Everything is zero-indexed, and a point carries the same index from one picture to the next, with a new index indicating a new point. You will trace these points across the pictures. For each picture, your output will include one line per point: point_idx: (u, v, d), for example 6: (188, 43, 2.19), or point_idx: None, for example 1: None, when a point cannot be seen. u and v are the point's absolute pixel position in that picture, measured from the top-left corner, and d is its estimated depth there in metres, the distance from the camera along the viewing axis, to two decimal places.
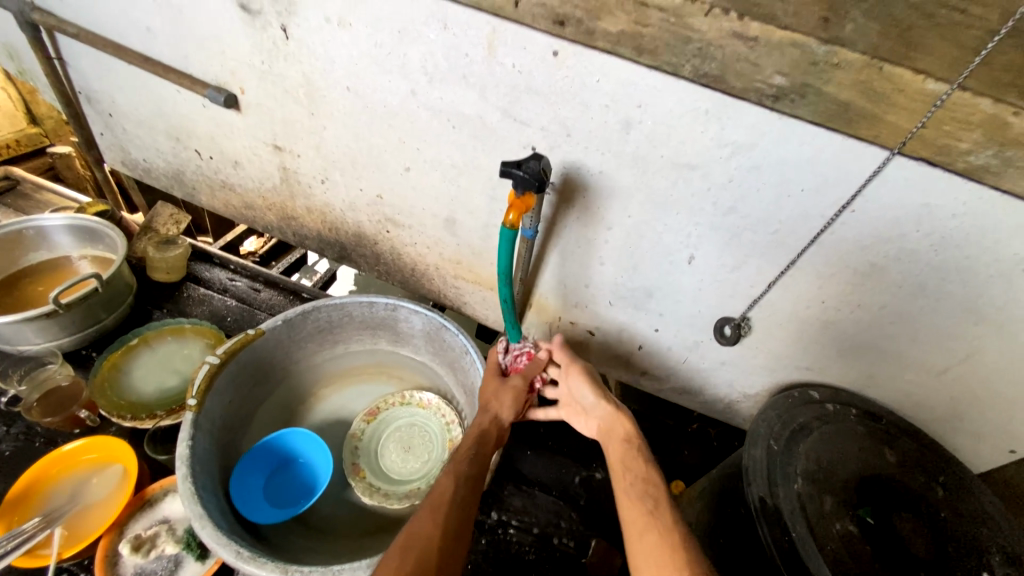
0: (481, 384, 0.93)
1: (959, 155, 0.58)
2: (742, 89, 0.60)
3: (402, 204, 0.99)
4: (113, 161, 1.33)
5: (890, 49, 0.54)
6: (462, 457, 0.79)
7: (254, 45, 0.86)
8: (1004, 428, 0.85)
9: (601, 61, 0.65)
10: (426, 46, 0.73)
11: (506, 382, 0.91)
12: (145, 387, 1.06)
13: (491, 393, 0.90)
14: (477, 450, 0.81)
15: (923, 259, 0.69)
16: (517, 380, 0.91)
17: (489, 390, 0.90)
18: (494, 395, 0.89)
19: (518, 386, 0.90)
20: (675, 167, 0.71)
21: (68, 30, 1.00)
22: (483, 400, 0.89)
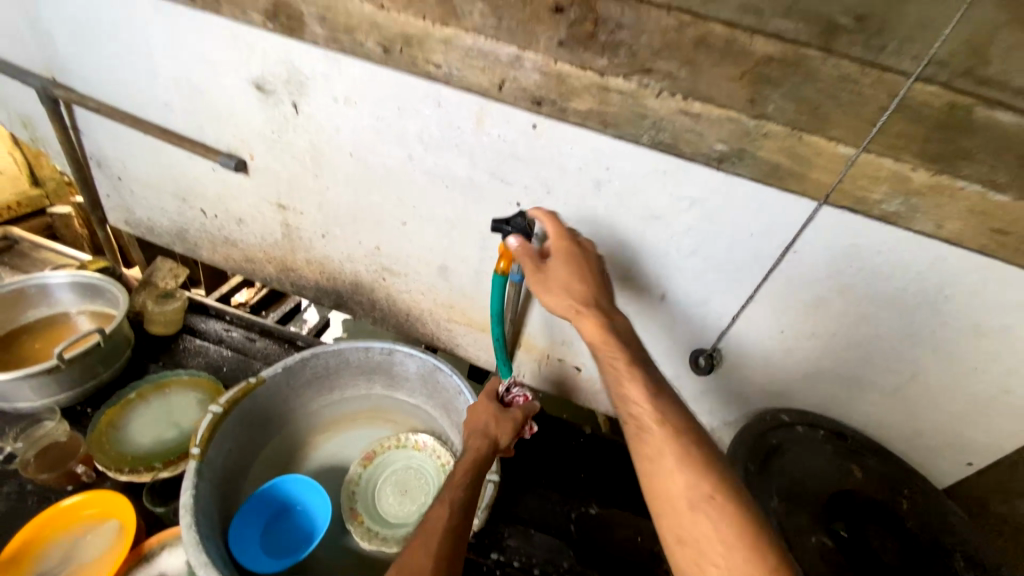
0: (482, 407, 0.96)
1: (874, 204, 0.70)
2: (692, 154, 0.72)
3: (398, 254, 1.07)
4: (117, 220, 1.40)
5: (806, 122, 0.66)
6: (458, 484, 0.81)
7: (266, 118, 0.96)
8: (959, 443, 0.92)
9: (573, 132, 0.76)
10: (422, 120, 0.84)
11: (508, 412, 0.95)
12: (143, 439, 1.08)
13: (491, 420, 0.93)
14: (473, 478, 0.83)
15: (861, 290, 0.79)
16: (516, 413, 0.96)
17: (489, 416, 0.93)
18: (493, 422, 0.93)
19: (517, 418, 0.95)
20: (642, 217, 0.82)
21: (89, 105, 1.10)
22: (484, 428, 0.92)
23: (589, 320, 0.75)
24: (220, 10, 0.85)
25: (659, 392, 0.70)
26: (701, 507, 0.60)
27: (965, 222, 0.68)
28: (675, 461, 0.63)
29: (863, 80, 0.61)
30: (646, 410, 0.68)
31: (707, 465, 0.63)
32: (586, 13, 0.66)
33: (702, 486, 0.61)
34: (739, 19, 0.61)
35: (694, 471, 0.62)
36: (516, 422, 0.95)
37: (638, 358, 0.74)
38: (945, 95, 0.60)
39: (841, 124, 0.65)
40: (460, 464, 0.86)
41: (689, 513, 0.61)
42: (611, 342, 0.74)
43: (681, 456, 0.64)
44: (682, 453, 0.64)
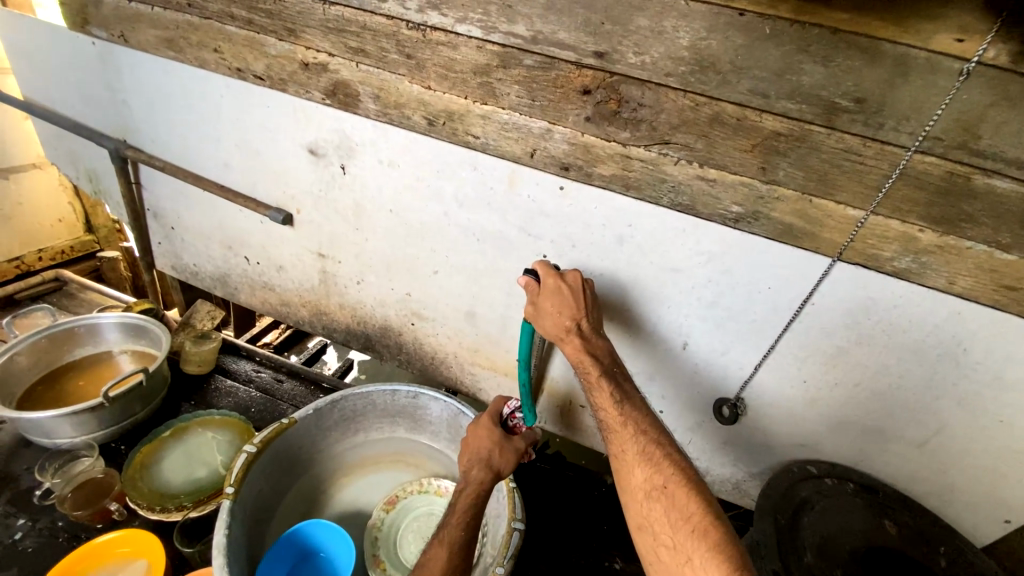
0: (481, 429, 0.96)
1: (886, 261, 0.74)
2: (709, 214, 0.79)
3: (427, 301, 1.13)
4: (164, 265, 1.50)
5: (814, 188, 0.72)
6: (458, 523, 0.82)
7: (315, 177, 1.06)
8: (995, 499, 0.90)
9: (597, 194, 0.84)
10: (458, 181, 0.93)
11: (511, 441, 0.96)
12: (172, 478, 1.10)
13: (491, 447, 0.94)
14: (471, 512, 0.85)
15: (879, 341, 0.81)
16: (519, 442, 0.97)
17: (491, 445, 0.94)
18: (494, 450, 0.94)
19: (518, 446, 0.96)
20: (663, 270, 0.87)
21: (156, 163, 1.22)
22: (485, 456, 0.92)
23: (572, 343, 0.81)
24: (286, 88, 0.97)
25: (627, 400, 0.77)
26: (652, 494, 0.66)
27: (975, 278, 0.72)
28: (634, 455, 0.70)
29: (865, 151, 0.68)
30: (612, 413, 0.76)
31: (665, 458, 0.68)
32: (611, 94, 0.75)
33: (655, 476, 0.67)
34: (749, 100, 0.69)
35: (649, 463, 0.68)
36: (517, 451, 0.95)
37: (612, 371, 0.81)
38: (943, 165, 0.66)
39: (848, 189, 0.71)
40: (460, 497, 0.87)
41: (644, 500, 0.67)
42: (585, 357, 0.81)
43: (637, 450, 0.71)
44: (639, 449, 0.71)
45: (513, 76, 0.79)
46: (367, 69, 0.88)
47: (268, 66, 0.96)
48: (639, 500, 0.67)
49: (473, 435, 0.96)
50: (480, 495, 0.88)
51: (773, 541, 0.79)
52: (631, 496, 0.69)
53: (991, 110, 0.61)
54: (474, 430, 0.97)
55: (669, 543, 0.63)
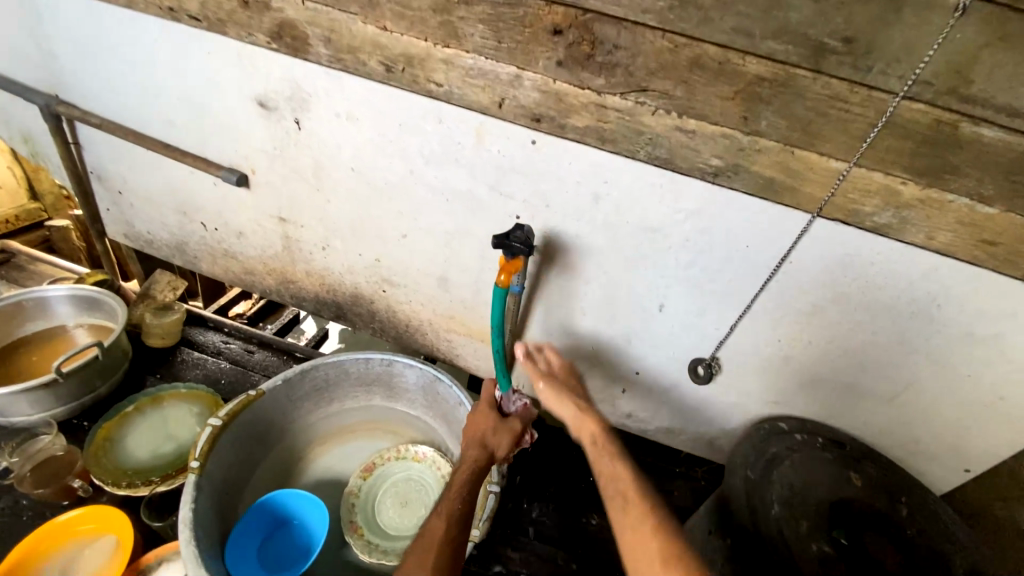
0: (477, 415, 0.96)
1: (866, 216, 0.72)
2: (688, 169, 0.74)
3: (398, 266, 1.08)
4: (116, 233, 1.40)
5: (797, 139, 0.68)
6: (455, 496, 0.82)
7: (267, 133, 0.98)
8: (956, 449, 0.93)
9: (571, 148, 0.78)
10: (423, 135, 0.86)
11: (504, 421, 0.96)
12: (139, 453, 1.07)
13: (489, 428, 0.94)
14: (471, 486, 0.85)
15: (854, 300, 0.80)
16: (515, 423, 0.96)
17: (488, 426, 0.94)
18: (491, 431, 0.94)
19: (514, 426, 0.95)
20: (641, 229, 0.83)
21: (92, 120, 1.11)
22: (482, 437, 0.93)
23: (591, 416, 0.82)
24: (226, 30, 0.87)
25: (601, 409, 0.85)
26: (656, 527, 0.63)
27: (955, 233, 0.70)
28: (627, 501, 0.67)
29: (851, 97, 0.64)
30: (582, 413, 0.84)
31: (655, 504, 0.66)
32: (584, 35, 0.68)
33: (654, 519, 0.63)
34: (732, 40, 0.63)
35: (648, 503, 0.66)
36: (513, 429, 0.95)
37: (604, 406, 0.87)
38: (931, 112, 0.62)
39: (831, 139, 0.67)
40: (458, 473, 0.87)
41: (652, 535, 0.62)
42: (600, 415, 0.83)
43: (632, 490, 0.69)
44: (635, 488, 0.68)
45: (477, 14, 0.71)
46: (314, 7, 0.79)
47: (203, 3, 0.85)
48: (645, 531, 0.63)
49: (472, 419, 0.97)
50: (478, 471, 0.88)
51: (741, 496, 0.80)
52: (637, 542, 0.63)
53: (986, 51, 0.57)
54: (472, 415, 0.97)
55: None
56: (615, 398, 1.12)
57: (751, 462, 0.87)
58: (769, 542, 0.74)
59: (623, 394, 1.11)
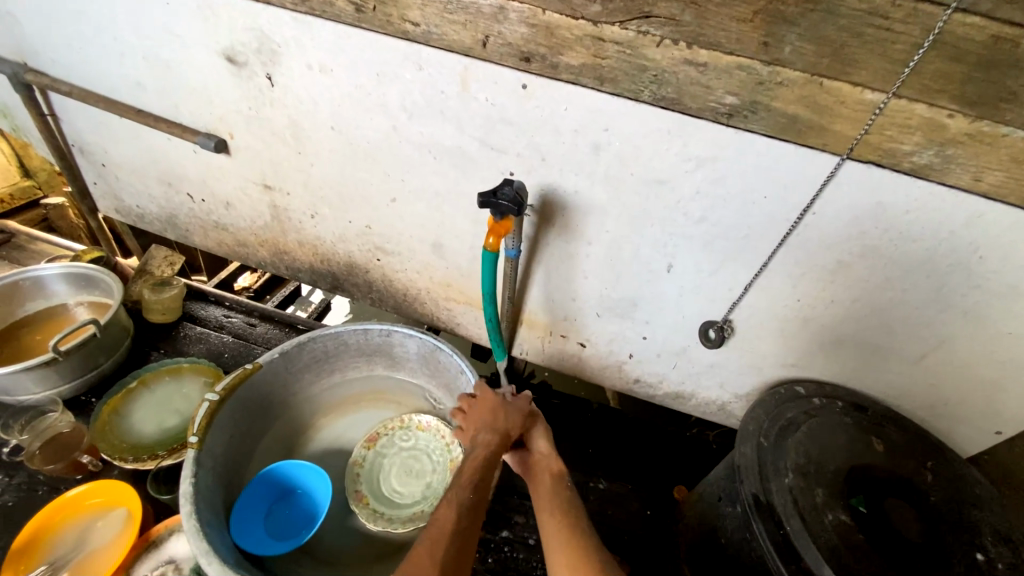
0: (484, 399, 0.91)
1: (904, 156, 0.63)
2: (698, 109, 0.66)
3: (390, 233, 1.03)
4: (107, 209, 1.36)
5: (826, 67, 0.59)
6: (466, 484, 0.76)
7: (240, 92, 0.91)
8: (987, 410, 0.87)
9: (567, 91, 0.70)
10: (403, 85, 0.78)
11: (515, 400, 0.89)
12: (144, 428, 1.08)
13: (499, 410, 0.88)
14: (482, 473, 0.78)
15: (885, 253, 0.72)
16: (521, 403, 0.89)
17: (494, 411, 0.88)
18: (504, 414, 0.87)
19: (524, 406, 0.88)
20: (646, 182, 0.75)
21: (61, 88, 1.04)
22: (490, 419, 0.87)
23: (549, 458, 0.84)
24: None
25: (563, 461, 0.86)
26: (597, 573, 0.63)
27: (1008, 173, 0.61)
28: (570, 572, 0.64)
29: (892, 12, 0.54)
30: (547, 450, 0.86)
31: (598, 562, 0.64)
32: None
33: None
34: None
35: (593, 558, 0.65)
36: (525, 410, 0.88)
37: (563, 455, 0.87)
38: (988, 27, 0.53)
39: (867, 65, 0.58)
40: (468, 459, 0.81)
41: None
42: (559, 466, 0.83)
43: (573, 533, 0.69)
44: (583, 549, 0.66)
45: None
46: None
47: None
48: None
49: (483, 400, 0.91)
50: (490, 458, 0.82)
51: (752, 465, 0.76)
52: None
53: None
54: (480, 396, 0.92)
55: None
56: (622, 363, 1.08)
57: (765, 430, 0.82)
58: (782, 513, 0.70)
59: (630, 359, 1.06)
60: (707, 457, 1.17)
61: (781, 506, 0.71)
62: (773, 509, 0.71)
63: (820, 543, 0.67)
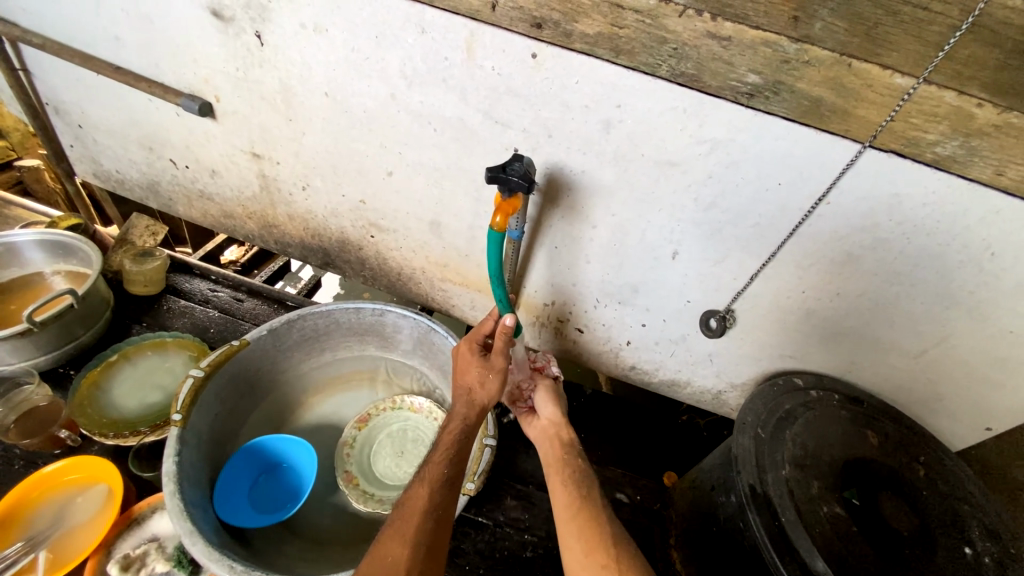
0: (462, 364, 0.84)
1: (927, 146, 0.60)
2: (718, 87, 0.62)
3: (385, 209, 0.98)
4: (84, 172, 1.28)
5: (856, 47, 0.56)
6: (441, 460, 0.74)
7: (227, 52, 0.85)
8: (979, 407, 0.87)
9: (579, 63, 0.66)
10: (404, 50, 0.74)
11: (489, 361, 0.82)
12: (127, 403, 1.05)
13: (473, 375, 0.81)
14: (459, 445, 0.77)
15: (896, 247, 0.71)
16: (497, 362, 0.81)
17: (474, 376, 0.81)
18: (478, 379, 0.81)
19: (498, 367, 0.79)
20: (657, 164, 0.72)
21: (32, 40, 0.96)
22: (467, 387, 0.81)
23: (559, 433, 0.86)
24: None
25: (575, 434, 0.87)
26: (615, 546, 0.65)
27: None
28: (587, 545, 0.66)
29: None
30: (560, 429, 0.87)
31: (614, 535, 0.67)
32: None
33: (609, 555, 0.64)
34: None
35: (610, 531, 0.67)
36: (499, 371, 0.81)
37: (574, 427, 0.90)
38: None
39: (899, 47, 0.55)
40: (445, 432, 0.78)
41: (611, 548, 0.65)
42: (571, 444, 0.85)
43: (591, 503, 0.72)
44: (602, 521, 0.69)
45: None
46: None
47: None
48: (605, 546, 0.65)
49: (459, 363, 0.85)
50: (467, 430, 0.79)
51: (750, 454, 0.75)
52: (587, 546, 0.66)
53: None
54: (458, 358, 0.85)
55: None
56: (619, 350, 1.06)
57: (764, 422, 0.80)
58: (779, 505, 0.69)
59: (627, 346, 1.05)
60: (698, 444, 1.18)
61: (779, 502, 0.70)
62: (770, 501, 0.70)
63: (813, 536, 0.67)
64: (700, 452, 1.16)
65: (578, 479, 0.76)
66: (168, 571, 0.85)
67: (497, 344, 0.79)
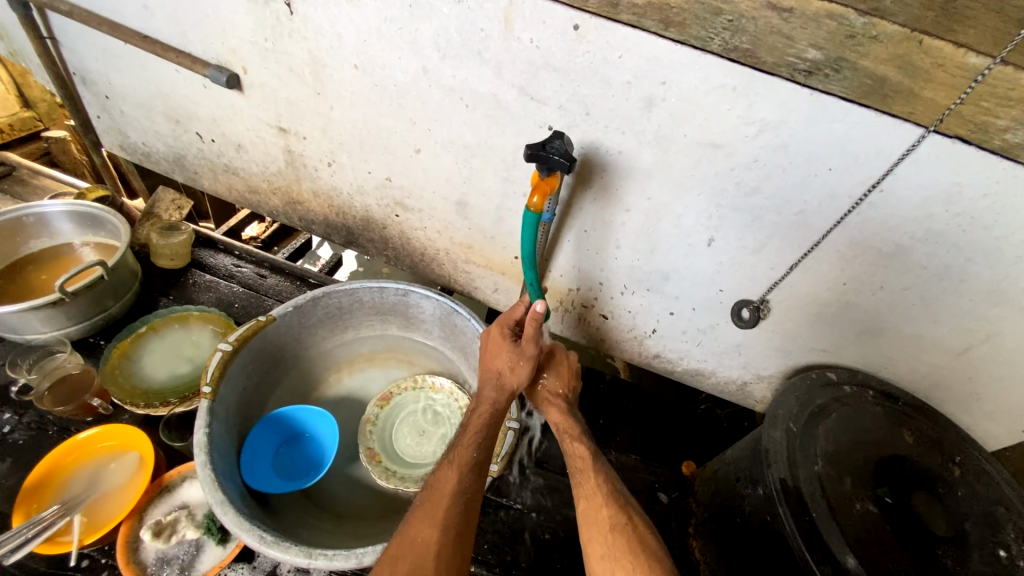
0: (491, 347, 0.83)
1: (997, 132, 0.57)
2: (773, 64, 0.59)
3: (411, 186, 0.97)
4: (111, 145, 1.29)
5: (930, 22, 0.52)
6: (470, 443, 0.74)
7: (256, 21, 0.83)
8: (1021, 407, 0.84)
9: (624, 35, 0.63)
10: (439, 21, 0.71)
11: (521, 346, 0.81)
12: (156, 375, 1.06)
13: (504, 360, 0.81)
14: (487, 430, 0.77)
15: (949, 240, 0.67)
16: (529, 349, 0.80)
17: (505, 362, 0.81)
18: (508, 364, 0.81)
19: (530, 355, 0.79)
20: (699, 146, 0.69)
21: (61, 7, 0.95)
22: (496, 371, 0.81)
23: (556, 408, 0.85)
24: None
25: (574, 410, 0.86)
26: (613, 531, 0.65)
27: None
28: (590, 532, 0.67)
29: None
30: (552, 406, 0.86)
31: (614, 518, 0.67)
32: None
33: (606, 541, 0.64)
34: None
35: (606, 514, 0.67)
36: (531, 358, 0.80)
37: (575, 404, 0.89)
38: None
39: (977, 23, 0.51)
40: (474, 417, 0.79)
41: (608, 535, 0.65)
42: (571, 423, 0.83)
43: (584, 488, 0.72)
44: (599, 505, 0.69)
45: None
46: None
47: None
48: (603, 534, 0.65)
49: (489, 348, 0.84)
50: (495, 415, 0.80)
51: (781, 448, 0.74)
52: (589, 535, 0.67)
53: None
54: (488, 342, 0.84)
55: (632, 572, 0.60)
56: (644, 338, 1.04)
57: (796, 416, 0.79)
58: (810, 500, 0.68)
59: (652, 334, 1.03)
60: (718, 434, 1.16)
61: (811, 498, 0.68)
62: (801, 495, 0.69)
63: (846, 532, 0.66)
64: (720, 443, 1.15)
65: (574, 461, 0.77)
66: (198, 538, 0.87)
67: (527, 332, 0.78)
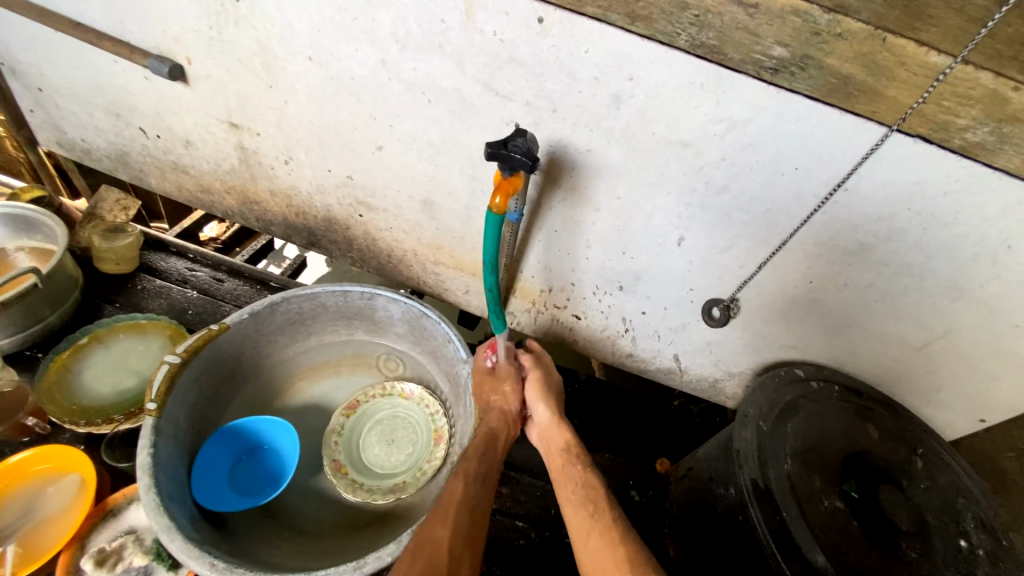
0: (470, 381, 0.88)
1: (957, 132, 0.57)
2: (740, 60, 0.58)
3: (374, 185, 0.92)
4: (47, 141, 1.18)
5: (893, 20, 0.51)
6: (475, 454, 0.76)
7: (199, 8, 0.77)
8: (976, 398, 0.87)
9: (590, 29, 0.60)
10: (396, 10, 0.67)
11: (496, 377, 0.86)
12: (99, 388, 0.99)
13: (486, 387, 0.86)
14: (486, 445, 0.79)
15: (911, 238, 0.68)
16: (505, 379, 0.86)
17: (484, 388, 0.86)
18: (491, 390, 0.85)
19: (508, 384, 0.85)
20: (668, 145, 0.68)
21: None
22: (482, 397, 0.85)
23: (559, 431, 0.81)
24: None
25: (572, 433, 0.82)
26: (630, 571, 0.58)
27: None
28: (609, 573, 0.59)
29: None
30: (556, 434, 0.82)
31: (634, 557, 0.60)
32: None
33: None
34: None
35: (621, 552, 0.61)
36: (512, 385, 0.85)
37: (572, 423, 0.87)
38: None
39: (938, 22, 0.50)
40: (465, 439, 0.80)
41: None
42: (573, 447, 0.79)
43: (600, 524, 0.65)
44: (614, 542, 0.62)
45: None
46: None
47: None
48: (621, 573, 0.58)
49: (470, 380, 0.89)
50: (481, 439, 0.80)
51: (752, 448, 0.74)
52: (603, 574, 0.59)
53: None
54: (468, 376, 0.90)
55: None
56: (617, 338, 1.03)
57: (768, 414, 0.79)
58: (780, 500, 0.68)
59: (626, 334, 1.02)
60: (691, 430, 1.17)
61: (779, 498, 0.68)
62: (771, 496, 0.69)
63: (813, 530, 0.66)
64: (693, 439, 1.15)
65: (585, 490, 0.70)
66: (146, 565, 0.81)
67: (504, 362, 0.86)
